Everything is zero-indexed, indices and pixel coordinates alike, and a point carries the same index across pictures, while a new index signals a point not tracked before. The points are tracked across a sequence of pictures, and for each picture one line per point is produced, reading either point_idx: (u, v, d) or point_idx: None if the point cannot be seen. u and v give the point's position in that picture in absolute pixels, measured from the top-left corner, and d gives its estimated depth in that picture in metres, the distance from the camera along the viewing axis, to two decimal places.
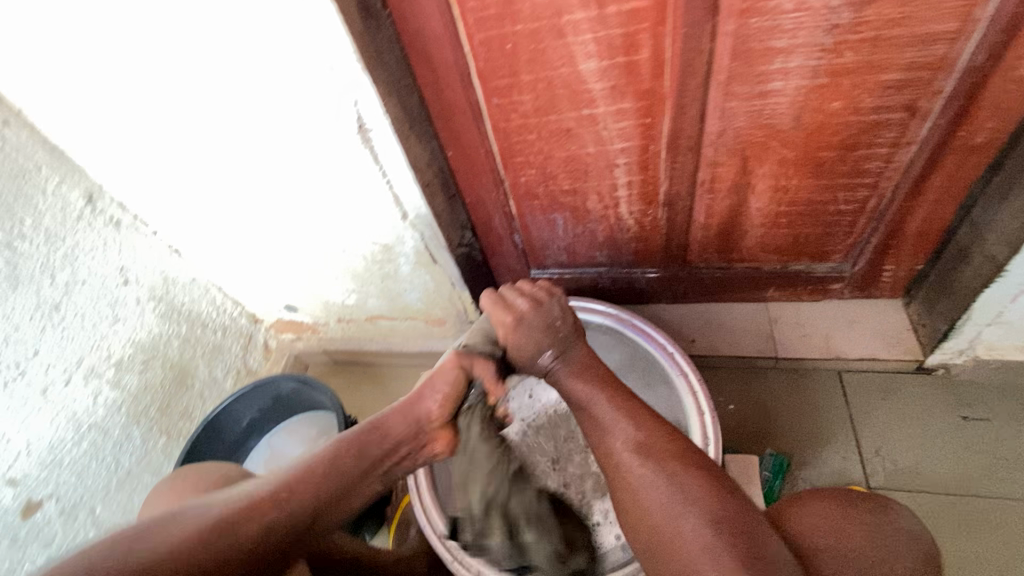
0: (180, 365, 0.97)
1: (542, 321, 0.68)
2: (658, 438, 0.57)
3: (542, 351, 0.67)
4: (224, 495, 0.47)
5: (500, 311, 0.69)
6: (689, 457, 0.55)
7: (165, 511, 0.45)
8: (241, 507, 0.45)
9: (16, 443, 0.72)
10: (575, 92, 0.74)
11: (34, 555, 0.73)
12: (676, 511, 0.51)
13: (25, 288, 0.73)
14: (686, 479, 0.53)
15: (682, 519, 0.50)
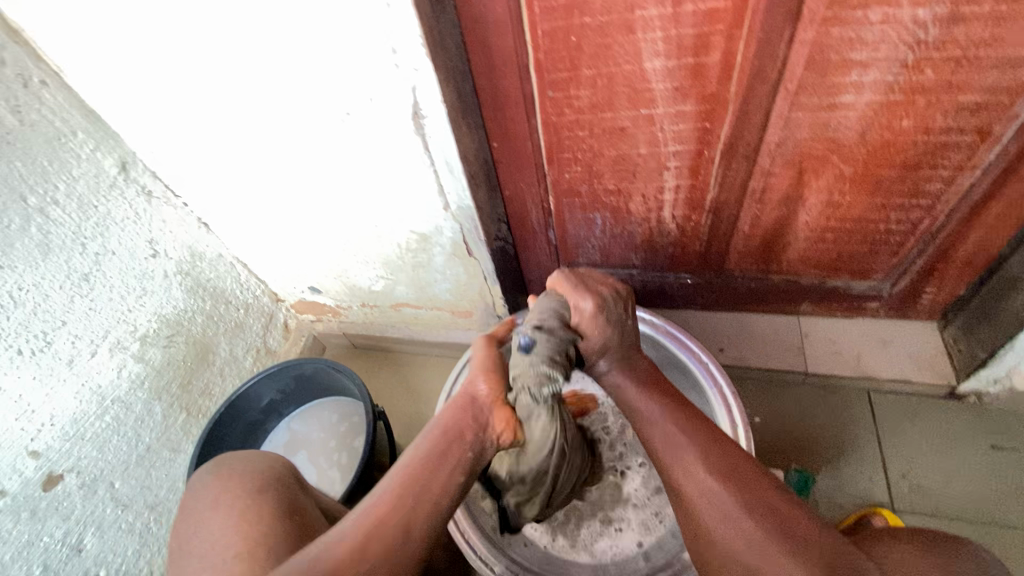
0: (202, 342, 0.95)
1: (616, 311, 0.72)
2: (711, 457, 0.56)
3: (606, 359, 0.71)
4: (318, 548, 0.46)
5: (578, 294, 0.71)
6: (746, 465, 0.56)
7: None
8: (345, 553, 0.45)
9: (41, 413, 0.71)
10: (636, 91, 0.71)
11: (54, 528, 0.72)
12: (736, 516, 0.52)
13: (57, 256, 0.72)
14: (745, 486, 0.54)
15: (742, 527, 0.51)
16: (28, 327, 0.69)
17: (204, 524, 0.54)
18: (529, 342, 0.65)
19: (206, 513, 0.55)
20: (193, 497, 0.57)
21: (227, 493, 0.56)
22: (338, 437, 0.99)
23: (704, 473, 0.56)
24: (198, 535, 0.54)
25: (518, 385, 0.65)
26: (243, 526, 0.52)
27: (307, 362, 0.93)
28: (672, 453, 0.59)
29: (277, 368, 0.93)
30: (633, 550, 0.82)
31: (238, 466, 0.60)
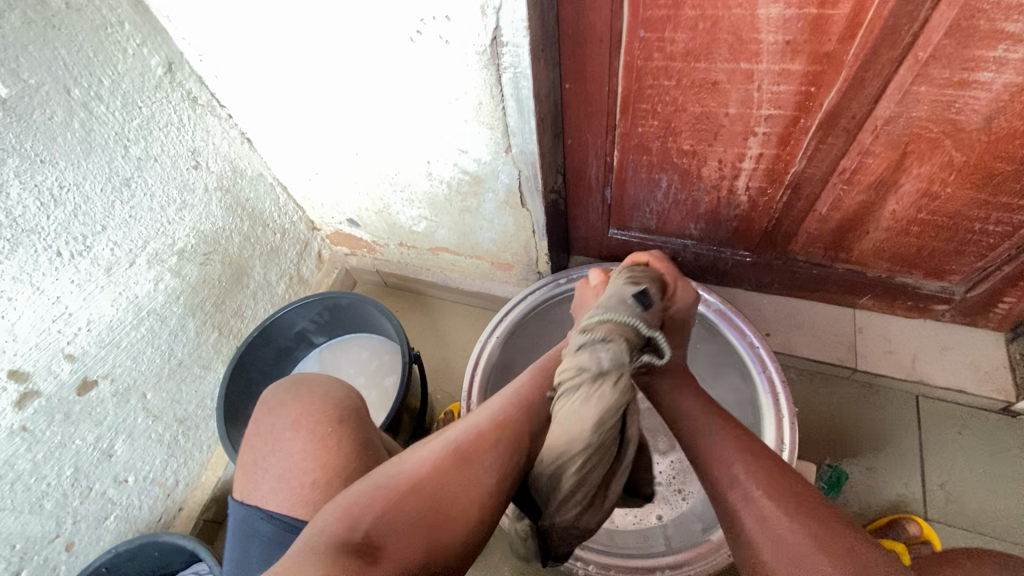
0: (237, 262, 0.93)
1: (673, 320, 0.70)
2: (769, 461, 0.53)
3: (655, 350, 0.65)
4: (400, 472, 0.50)
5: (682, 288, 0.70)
6: (812, 497, 0.49)
7: (357, 497, 0.48)
8: (420, 478, 0.49)
9: (78, 318, 0.69)
10: (741, 40, 0.62)
11: (85, 433, 0.73)
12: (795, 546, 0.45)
13: (98, 157, 0.68)
14: (785, 492, 0.49)
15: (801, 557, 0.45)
16: (68, 229, 0.66)
17: (283, 444, 0.59)
18: (644, 294, 0.61)
19: (286, 432, 0.60)
20: (267, 414, 0.63)
21: (302, 417, 0.61)
22: (368, 373, 0.99)
23: (761, 496, 0.50)
24: (275, 452, 0.59)
25: (615, 334, 0.56)
26: (320, 456, 0.57)
27: (342, 295, 0.90)
28: (727, 467, 0.53)
29: (312, 298, 0.90)
30: (653, 523, 0.86)
31: (312, 386, 0.65)
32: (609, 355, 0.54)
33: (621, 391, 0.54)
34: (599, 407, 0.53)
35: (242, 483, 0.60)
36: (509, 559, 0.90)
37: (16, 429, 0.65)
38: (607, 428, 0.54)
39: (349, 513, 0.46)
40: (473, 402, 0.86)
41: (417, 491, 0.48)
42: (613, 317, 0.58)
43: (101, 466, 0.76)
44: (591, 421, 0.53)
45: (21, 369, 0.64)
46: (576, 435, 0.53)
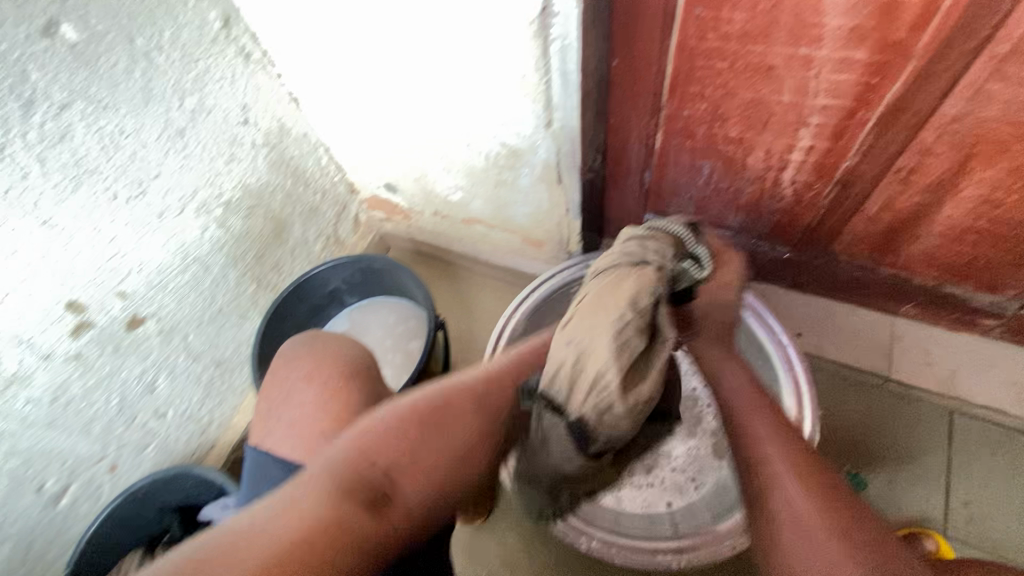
0: (278, 218, 0.96)
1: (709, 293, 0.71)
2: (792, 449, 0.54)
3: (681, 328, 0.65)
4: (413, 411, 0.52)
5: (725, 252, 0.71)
6: (843, 496, 0.50)
7: (371, 433, 0.50)
8: (431, 423, 0.51)
9: (132, 258, 0.74)
10: (803, 23, 0.59)
11: (132, 366, 0.78)
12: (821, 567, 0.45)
13: (156, 106, 0.71)
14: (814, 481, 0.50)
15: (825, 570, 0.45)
16: (125, 173, 0.70)
17: (300, 396, 0.62)
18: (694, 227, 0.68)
19: (299, 383, 0.63)
20: (286, 367, 0.66)
21: (317, 372, 0.63)
22: (394, 336, 1.01)
23: (790, 484, 0.50)
24: (288, 402, 0.63)
25: (661, 233, 0.62)
26: (330, 409, 0.60)
27: (377, 259, 0.93)
28: (760, 465, 0.53)
29: (347, 259, 0.93)
30: (661, 508, 0.86)
31: (327, 343, 0.67)
32: (653, 246, 0.59)
33: (659, 277, 0.56)
34: (640, 284, 0.53)
35: (260, 432, 0.63)
36: (516, 527, 0.92)
37: (71, 355, 0.70)
38: (647, 309, 0.51)
39: (365, 446, 0.49)
40: None
41: (436, 428, 0.51)
42: (659, 226, 0.64)
43: (144, 398, 0.81)
44: (633, 292, 0.52)
45: (78, 301, 0.69)
46: (615, 307, 0.51)
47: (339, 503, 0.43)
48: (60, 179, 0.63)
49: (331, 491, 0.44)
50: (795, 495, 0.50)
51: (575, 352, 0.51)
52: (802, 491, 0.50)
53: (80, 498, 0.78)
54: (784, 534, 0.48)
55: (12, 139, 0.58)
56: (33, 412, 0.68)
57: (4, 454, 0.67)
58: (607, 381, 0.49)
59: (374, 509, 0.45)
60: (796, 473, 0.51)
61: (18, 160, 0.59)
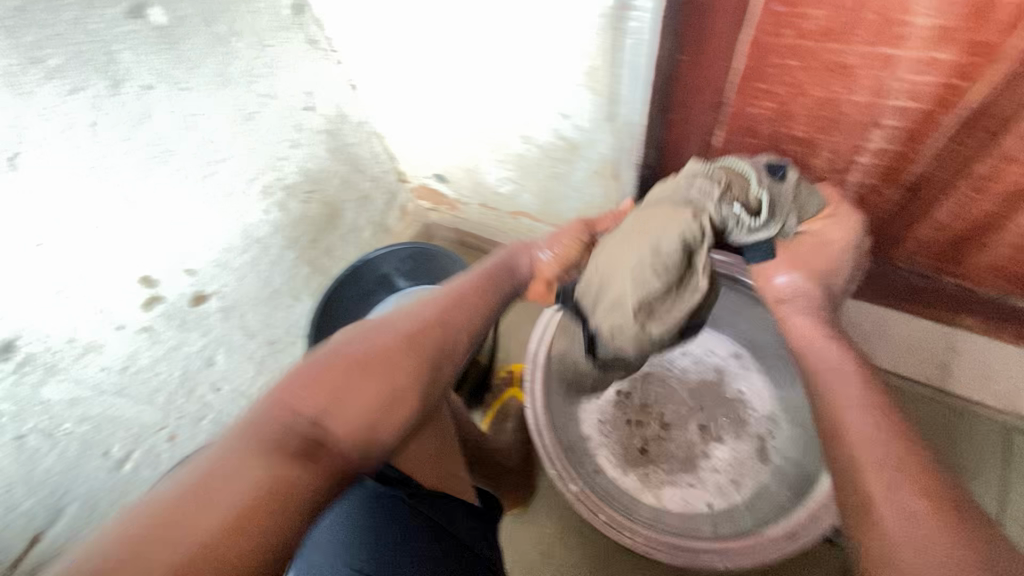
0: (332, 204, 0.98)
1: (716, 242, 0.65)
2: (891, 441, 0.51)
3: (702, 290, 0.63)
4: (333, 359, 0.47)
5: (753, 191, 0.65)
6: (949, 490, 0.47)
7: (293, 386, 0.44)
8: (356, 363, 0.47)
9: (199, 236, 0.76)
10: (888, 22, 0.58)
11: (194, 340, 0.81)
12: (920, 518, 0.44)
13: (229, 89, 0.73)
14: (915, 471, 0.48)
15: (921, 520, 0.44)
16: (199, 153, 0.72)
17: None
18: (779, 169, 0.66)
19: None
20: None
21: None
22: None
23: (887, 471, 0.48)
24: None
25: (728, 174, 0.63)
26: None
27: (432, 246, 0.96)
28: (852, 434, 0.53)
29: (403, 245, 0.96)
30: (700, 509, 0.86)
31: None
32: (706, 185, 0.62)
33: (694, 222, 0.59)
34: (675, 232, 0.58)
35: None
36: (552, 515, 0.93)
37: (143, 328, 0.73)
38: (666, 255, 0.59)
39: (286, 403, 0.43)
40: (538, 368, 0.86)
41: (354, 369, 0.46)
42: (737, 166, 0.65)
43: (203, 371, 0.84)
44: (654, 240, 0.59)
45: (151, 277, 0.72)
46: (639, 252, 0.59)
47: (251, 469, 0.38)
48: (141, 156, 0.66)
49: (250, 459, 0.39)
50: (891, 460, 0.49)
51: (600, 274, 0.64)
52: (898, 458, 0.49)
53: (142, 464, 0.81)
54: (878, 492, 0.48)
55: (101, 116, 0.61)
56: (106, 379, 0.71)
57: (78, 418, 0.70)
58: (622, 310, 0.62)
59: (308, 459, 0.40)
60: (890, 440, 0.51)
61: (105, 136, 0.62)
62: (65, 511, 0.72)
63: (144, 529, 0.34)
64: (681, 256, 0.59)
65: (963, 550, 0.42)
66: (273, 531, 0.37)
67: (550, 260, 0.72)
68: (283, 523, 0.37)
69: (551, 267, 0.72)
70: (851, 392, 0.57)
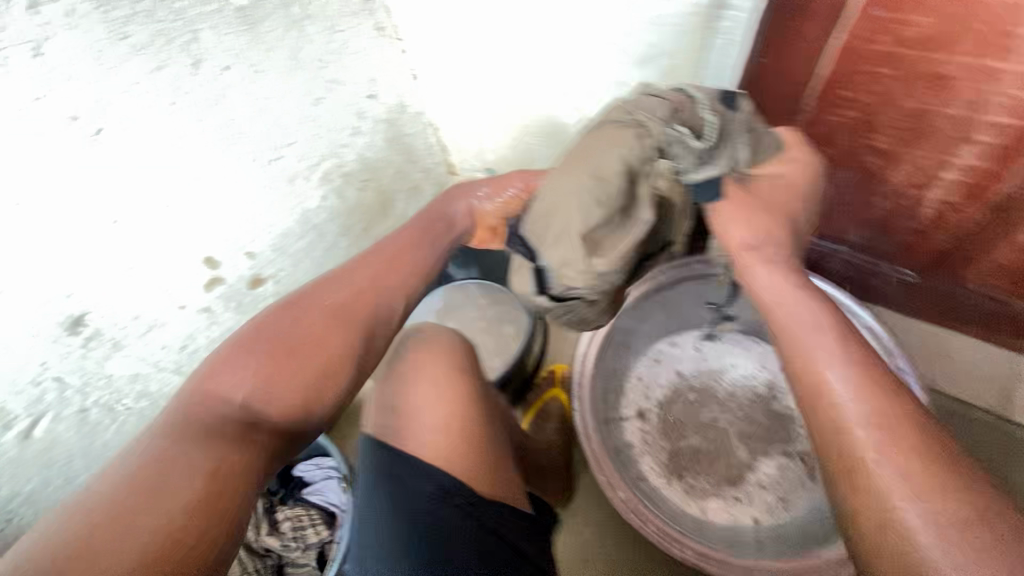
0: (385, 193, 0.97)
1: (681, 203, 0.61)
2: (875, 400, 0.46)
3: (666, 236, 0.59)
4: (244, 343, 0.51)
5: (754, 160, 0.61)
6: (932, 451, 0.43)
7: (216, 374, 0.48)
8: (274, 345, 0.50)
9: (261, 220, 0.76)
10: (997, 33, 0.55)
11: (248, 322, 0.81)
12: (901, 468, 0.42)
13: (301, 73, 0.73)
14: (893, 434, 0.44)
15: (913, 483, 0.41)
16: (268, 137, 0.72)
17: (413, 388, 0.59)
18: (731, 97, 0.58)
19: (411, 376, 0.59)
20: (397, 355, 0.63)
21: (433, 362, 0.61)
22: (487, 320, 1.01)
23: (861, 438, 0.45)
24: (402, 396, 0.58)
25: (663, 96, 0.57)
26: (447, 399, 0.57)
27: None
28: (828, 394, 0.48)
29: None
30: (747, 524, 0.84)
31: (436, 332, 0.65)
32: (646, 113, 0.56)
33: (628, 150, 0.54)
34: (618, 159, 0.54)
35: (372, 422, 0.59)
36: (591, 522, 0.92)
37: (203, 308, 0.74)
38: (602, 186, 0.54)
39: (206, 391, 0.46)
40: (587, 366, 0.86)
41: (283, 351, 0.50)
42: (680, 93, 0.57)
43: None
44: (591, 176, 0.55)
45: (213, 257, 0.72)
46: (580, 186, 0.55)
47: (196, 453, 0.41)
48: (213, 137, 0.66)
49: (176, 443, 0.41)
50: (863, 398, 0.46)
51: (545, 207, 0.58)
52: (863, 393, 0.46)
53: None
54: (862, 454, 0.44)
55: (180, 95, 0.61)
56: (165, 357, 0.72)
57: (136, 394, 0.71)
58: (565, 249, 0.57)
59: (241, 435, 0.44)
60: (868, 400, 0.46)
61: (181, 115, 0.62)
62: None
63: (120, 497, 0.37)
64: (625, 184, 0.55)
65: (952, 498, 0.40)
66: (232, 498, 0.41)
67: (491, 208, 0.70)
68: (234, 491, 0.41)
69: (494, 214, 0.70)
70: (806, 316, 0.53)
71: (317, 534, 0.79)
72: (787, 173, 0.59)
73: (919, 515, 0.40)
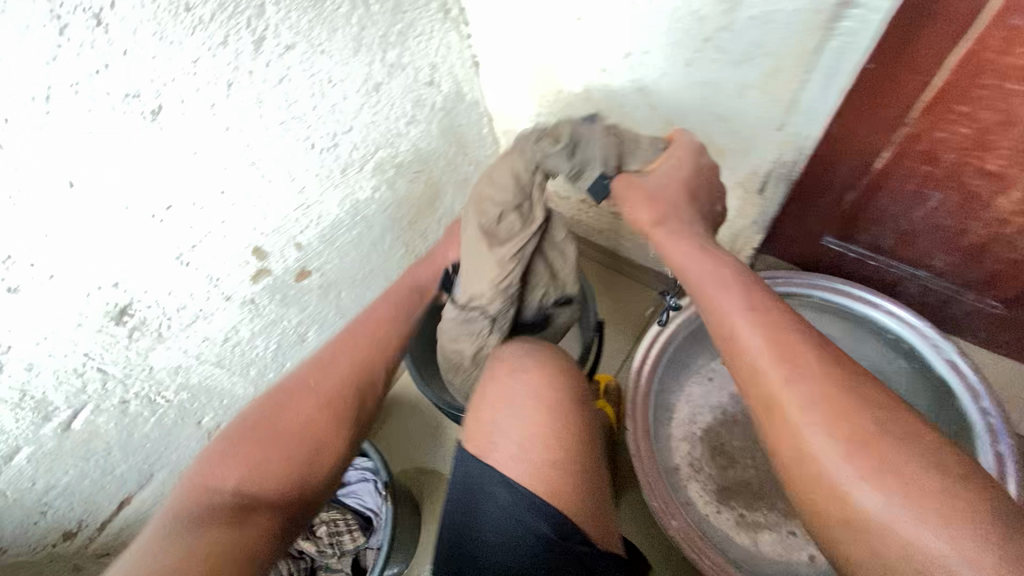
0: (435, 185, 0.93)
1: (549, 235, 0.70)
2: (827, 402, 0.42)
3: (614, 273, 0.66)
4: (233, 433, 0.53)
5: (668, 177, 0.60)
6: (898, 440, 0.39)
7: (208, 469, 0.50)
8: (261, 424, 0.53)
9: (313, 211, 0.72)
10: None
11: (291, 315, 0.78)
12: (868, 479, 0.39)
13: (363, 55, 0.68)
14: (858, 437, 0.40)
15: (907, 496, 0.38)
16: (325, 124, 0.68)
17: (527, 410, 0.53)
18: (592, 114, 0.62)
19: (526, 396, 0.54)
20: (505, 366, 0.57)
21: (547, 382, 0.55)
22: None
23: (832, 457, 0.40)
24: (515, 419, 0.53)
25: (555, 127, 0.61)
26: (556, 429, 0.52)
27: None
28: (788, 413, 0.43)
29: None
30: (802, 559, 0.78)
31: (543, 347, 0.60)
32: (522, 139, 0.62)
33: (512, 168, 0.60)
34: (506, 188, 0.60)
35: (475, 440, 0.53)
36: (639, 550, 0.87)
37: (247, 300, 0.70)
38: (497, 206, 0.61)
39: (201, 487, 0.49)
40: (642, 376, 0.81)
41: (268, 427, 0.53)
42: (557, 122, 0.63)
43: (295, 347, 0.82)
44: (486, 195, 0.61)
45: (263, 248, 0.68)
46: (482, 206, 0.61)
47: (205, 543, 0.43)
48: (271, 122, 0.61)
49: (181, 537, 0.43)
50: (816, 396, 0.42)
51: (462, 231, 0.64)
52: (828, 392, 0.42)
53: None
54: (842, 475, 0.40)
55: (240, 76, 0.56)
56: (208, 349, 0.69)
57: (178, 386, 0.67)
58: (475, 264, 0.61)
59: (238, 524, 0.45)
60: (820, 402, 0.42)
61: (241, 98, 0.57)
62: (155, 477, 0.70)
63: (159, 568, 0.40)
64: (519, 190, 0.61)
65: (947, 514, 0.36)
66: None
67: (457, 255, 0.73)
68: None
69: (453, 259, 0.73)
70: (729, 296, 0.48)
71: (353, 541, 0.76)
72: (667, 173, 0.57)
73: (942, 553, 0.36)
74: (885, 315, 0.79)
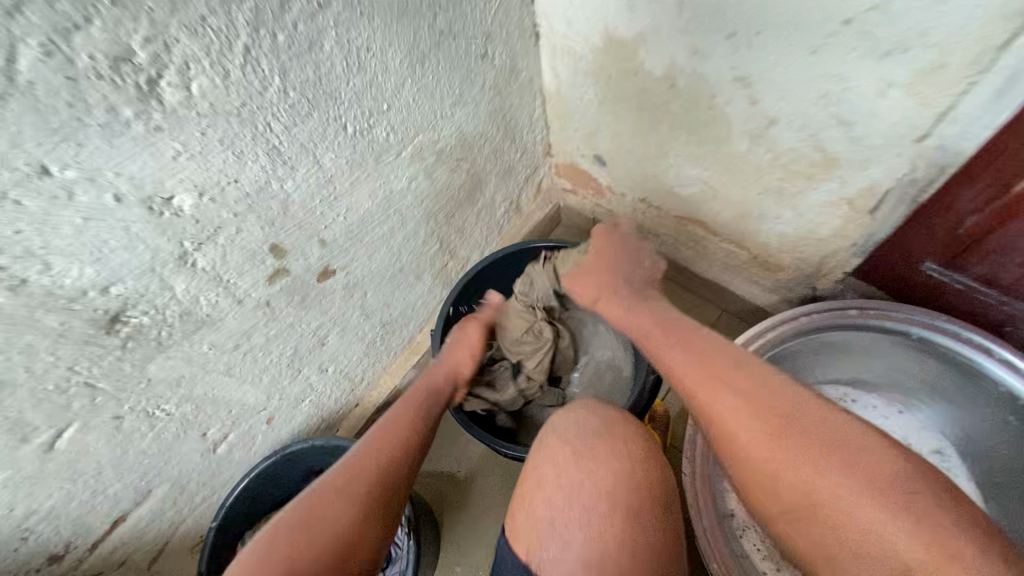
0: (477, 174, 0.82)
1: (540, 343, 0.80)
2: (753, 411, 0.49)
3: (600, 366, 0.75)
4: (258, 536, 0.47)
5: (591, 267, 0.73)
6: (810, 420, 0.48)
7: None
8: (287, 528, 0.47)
9: (340, 202, 0.62)
10: None
11: (311, 318, 0.69)
12: (824, 483, 0.45)
13: (410, 20, 0.56)
14: (795, 442, 0.47)
15: (853, 493, 0.43)
16: (360, 102, 0.57)
17: (589, 500, 0.49)
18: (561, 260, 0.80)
19: (581, 488, 0.50)
20: (557, 446, 0.53)
21: (605, 471, 0.50)
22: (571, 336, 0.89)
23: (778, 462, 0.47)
24: (566, 521, 0.48)
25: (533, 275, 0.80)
26: (610, 533, 0.47)
27: None
28: (732, 429, 0.50)
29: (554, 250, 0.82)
30: None
31: (608, 426, 0.54)
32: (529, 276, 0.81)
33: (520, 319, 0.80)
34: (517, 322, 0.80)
35: (523, 539, 0.49)
36: None
37: (262, 304, 0.61)
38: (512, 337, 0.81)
39: None
40: None
41: (311, 528, 0.47)
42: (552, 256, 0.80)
43: (313, 352, 0.73)
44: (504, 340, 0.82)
45: (281, 245, 0.59)
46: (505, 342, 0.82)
47: None
48: (296, 98, 0.51)
49: None
50: (748, 415, 0.49)
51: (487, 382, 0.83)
52: (764, 418, 0.49)
53: (236, 447, 0.70)
54: (798, 486, 0.46)
55: (261, 41, 0.45)
56: (216, 357, 0.60)
57: (180, 398, 0.59)
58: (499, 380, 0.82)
59: None
60: (752, 407, 0.50)
61: (260, 67, 0.46)
62: (153, 493, 0.63)
63: None
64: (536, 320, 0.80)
65: (882, 493, 0.43)
66: None
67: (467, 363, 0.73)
68: None
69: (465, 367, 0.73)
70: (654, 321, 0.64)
71: None
72: (596, 258, 0.73)
73: (878, 521, 0.42)
74: (998, 366, 0.68)
